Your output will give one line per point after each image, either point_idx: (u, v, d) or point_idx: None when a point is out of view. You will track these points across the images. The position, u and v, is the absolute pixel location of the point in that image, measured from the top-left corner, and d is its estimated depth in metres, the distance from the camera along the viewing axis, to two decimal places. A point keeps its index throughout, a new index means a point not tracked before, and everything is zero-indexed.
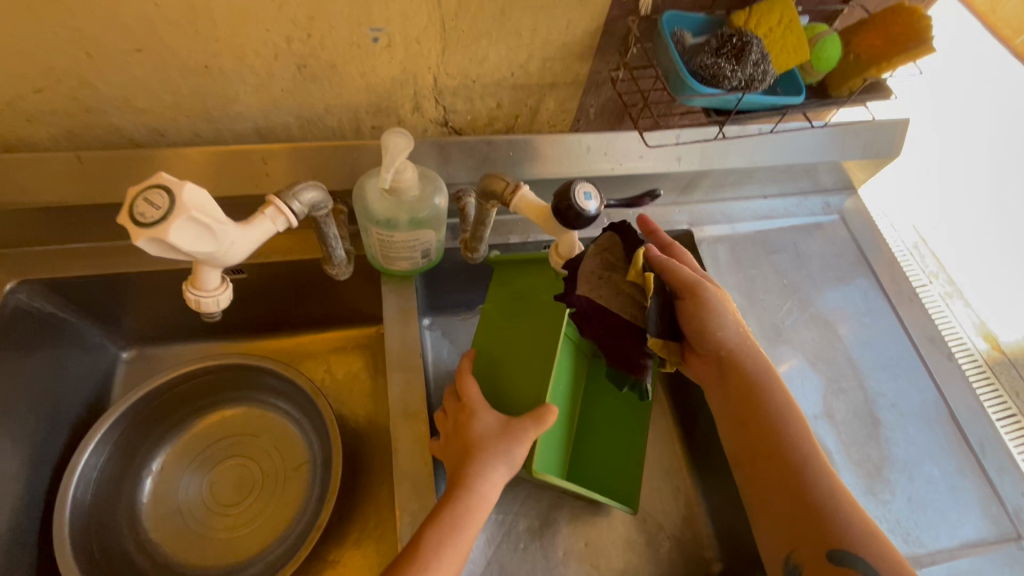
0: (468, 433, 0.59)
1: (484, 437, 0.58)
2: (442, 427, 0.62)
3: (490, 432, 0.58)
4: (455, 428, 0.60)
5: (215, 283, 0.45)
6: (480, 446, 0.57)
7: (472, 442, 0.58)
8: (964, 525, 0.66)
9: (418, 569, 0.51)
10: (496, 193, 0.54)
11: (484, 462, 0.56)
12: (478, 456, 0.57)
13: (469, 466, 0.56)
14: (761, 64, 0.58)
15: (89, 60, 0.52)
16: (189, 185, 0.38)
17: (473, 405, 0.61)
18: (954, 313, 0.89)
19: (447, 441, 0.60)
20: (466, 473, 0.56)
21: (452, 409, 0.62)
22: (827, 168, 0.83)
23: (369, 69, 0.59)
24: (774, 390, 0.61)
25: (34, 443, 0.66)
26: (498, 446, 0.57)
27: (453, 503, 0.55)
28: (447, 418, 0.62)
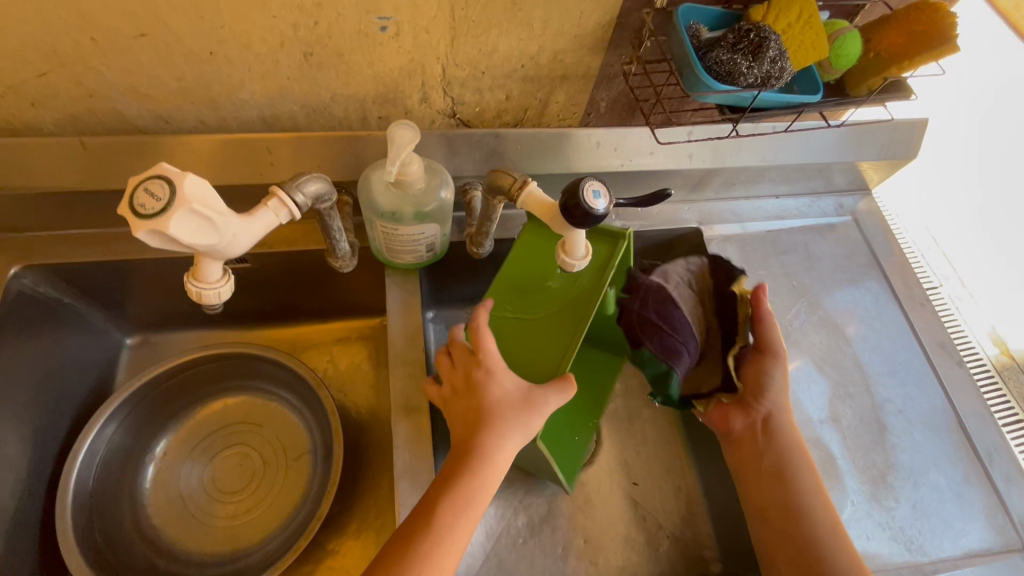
0: (486, 394, 0.55)
1: (502, 402, 0.54)
2: (455, 379, 0.58)
3: (511, 396, 0.54)
4: (469, 384, 0.56)
5: (216, 275, 0.45)
6: (498, 414, 0.53)
7: (490, 408, 0.54)
8: (968, 534, 0.65)
9: (431, 540, 0.51)
10: (503, 188, 0.53)
11: (503, 430, 0.53)
12: (494, 424, 0.54)
13: (486, 433, 0.54)
14: (779, 61, 0.56)
15: (93, 45, 0.51)
16: (190, 176, 0.37)
17: (490, 362, 0.55)
18: (965, 317, 0.87)
19: (461, 396, 0.57)
20: (480, 441, 0.54)
21: (466, 359, 0.58)
22: (841, 168, 0.82)
23: (377, 59, 0.58)
24: (801, 450, 0.64)
25: (37, 427, 0.67)
26: (519, 415, 0.53)
27: (466, 471, 0.54)
28: (460, 367, 0.58)
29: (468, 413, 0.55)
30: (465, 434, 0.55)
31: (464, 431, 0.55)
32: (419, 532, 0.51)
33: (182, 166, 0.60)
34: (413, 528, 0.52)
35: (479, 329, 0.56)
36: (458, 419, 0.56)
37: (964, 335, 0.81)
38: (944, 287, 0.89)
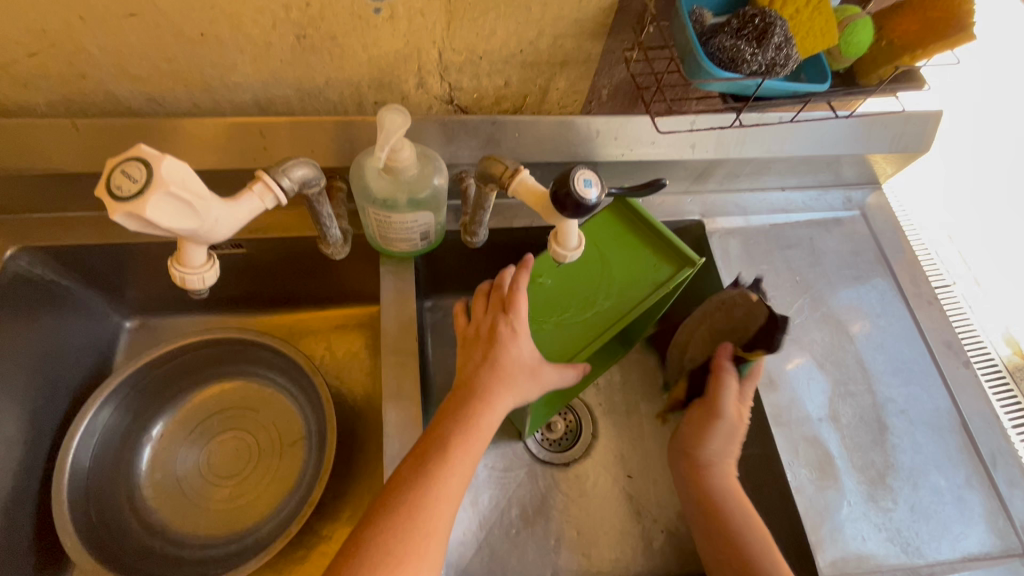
0: (504, 350, 0.58)
1: (516, 361, 0.57)
2: (480, 327, 0.61)
3: (523, 360, 0.58)
4: (492, 336, 0.59)
5: (200, 260, 0.44)
6: (510, 371, 0.57)
7: (505, 360, 0.57)
8: (967, 538, 0.64)
9: (433, 456, 0.53)
10: (494, 176, 0.52)
11: (510, 387, 0.56)
12: (504, 377, 0.56)
13: (495, 380, 0.56)
14: (785, 48, 0.54)
15: (82, 25, 0.50)
16: (168, 159, 0.37)
17: (517, 322, 0.59)
18: (978, 317, 0.85)
19: (480, 343, 0.60)
20: (489, 386, 0.56)
21: (494, 312, 0.61)
22: (850, 161, 0.79)
23: (371, 42, 0.57)
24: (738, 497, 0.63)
25: (35, 408, 0.67)
26: (526, 379, 0.57)
27: (471, 404, 0.56)
28: (488, 315, 0.61)
29: (484, 360, 0.58)
30: (475, 377, 0.57)
31: (478, 375, 0.57)
32: (429, 452, 0.53)
33: (175, 149, 0.59)
34: (424, 449, 0.53)
35: (518, 288, 0.60)
36: (472, 364, 0.58)
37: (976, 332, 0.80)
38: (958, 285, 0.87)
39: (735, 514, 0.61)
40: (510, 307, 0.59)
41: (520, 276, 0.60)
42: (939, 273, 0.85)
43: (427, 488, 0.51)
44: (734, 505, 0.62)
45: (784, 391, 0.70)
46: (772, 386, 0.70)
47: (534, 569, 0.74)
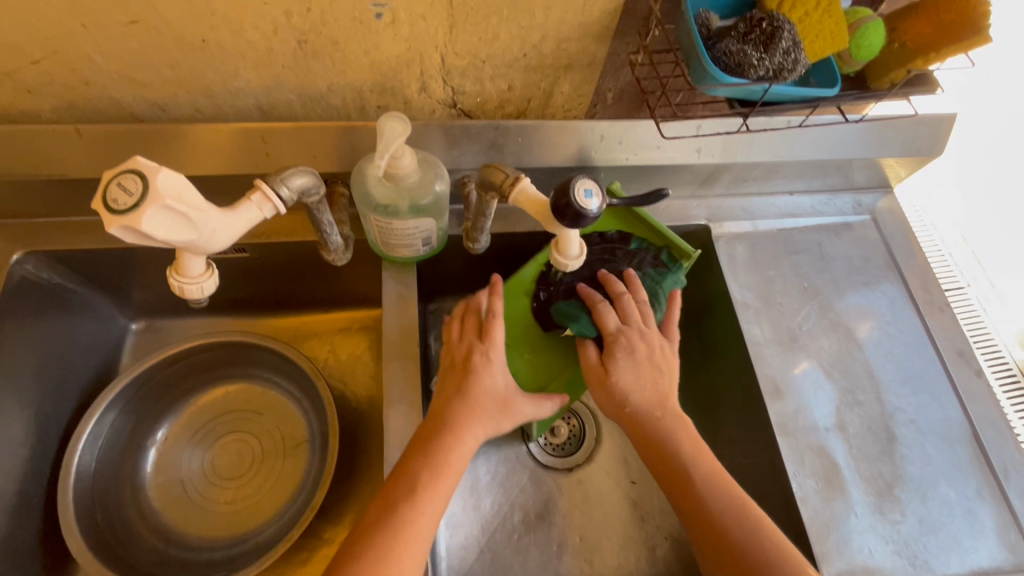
0: (477, 380, 0.57)
1: (489, 392, 0.57)
2: (456, 355, 0.60)
3: (496, 391, 0.58)
4: (466, 364, 0.58)
5: (199, 270, 0.44)
6: (481, 404, 0.57)
7: (477, 393, 0.57)
8: (978, 552, 0.63)
9: (401, 497, 0.51)
10: (495, 184, 0.51)
11: (482, 419, 0.56)
12: (474, 412, 0.56)
13: (464, 413, 0.56)
14: (793, 53, 0.53)
15: (85, 32, 0.50)
16: (164, 171, 0.37)
17: (492, 352, 0.59)
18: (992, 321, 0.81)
19: (454, 371, 0.59)
20: (459, 421, 0.55)
21: (471, 338, 0.60)
22: (860, 165, 0.78)
23: (373, 47, 0.57)
24: (689, 447, 0.58)
25: (41, 410, 0.68)
26: (496, 413, 0.57)
27: (441, 440, 0.55)
28: (464, 343, 0.60)
29: (456, 391, 0.57)
30: (448, 408, 0.56)
31: (448, 406, 0.56)
32: (397, 495, 0.52)
33: (178, 154, 0.59)
34: (392, 494, 0.52)
35: (494, 316, 0.60)
36: (445, 394, 0.57)
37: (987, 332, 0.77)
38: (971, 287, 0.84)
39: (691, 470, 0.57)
40: (487, 335, 0.59)
41: (495, 301, 0.61)
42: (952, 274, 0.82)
43: (398, 530, 0.50)
44: (688, 457, 0.57)
45: (791, 400, 0.69)
46: (778, 394, 0.69)
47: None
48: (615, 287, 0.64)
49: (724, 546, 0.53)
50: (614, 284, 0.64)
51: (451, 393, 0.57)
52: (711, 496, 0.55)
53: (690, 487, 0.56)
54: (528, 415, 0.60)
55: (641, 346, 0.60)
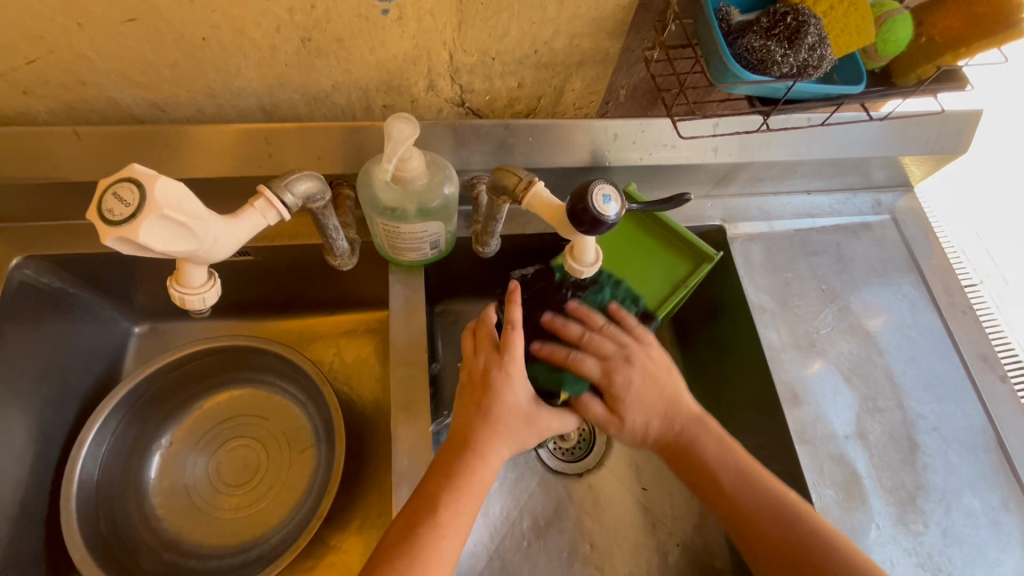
0: (498, 397, 0.56)
1: (511, 409, 0.56)
2: (473, 370, 0.58)
3: (519, 407, 0.56)
4: (485, 380, 0.57)
5: (201, 280, 0.43)
6: (505, 421, 0.55)
7: (499, 412, 0.55)
8: (1003, 564, 0.61)
9: (425, 522, 0.50)
10: (507, 189, 0.49)
11: (505, 437, 0.55)
12: (498, 429, 0.55)
13: (486, 432, 0.54)
14: (819, 48, 0.50)
15: (81, 31, 0.49)
16: (162, 180, 0.35)
17: (512, 367, 0.56)
18: (1007, 319, 0.78)
19: (474, 389, 0.57)
20: (481, 440, 0.54)
21: (488, 352, 0.58)
22: (881, 164, 0.75)
23: (379, 44, 0.55)
24: (716, 450, 0.59)
25: (43, 417, 0.67)
26: (520, 428, 0.56)
27: (461, 460, 0.53)
28: (482, 357, 0.58)
29: (476, 410, 0.56)
30: (471, 429, 0.55)
31: (469, 426, 0.55)
32: (420, 520, 0.50)
33: (179, 156, 0.58)
34: (414, 517, 0.51)
35: (512, 328, 0.57)
36: (465, 414, 0.56)
37: (1000, 329, 0.75)
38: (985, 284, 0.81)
39: (724, 473, 0.57)
40: (504, 349, 0.56)
41: (512, 309, 0.57)
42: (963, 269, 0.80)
43: (426, 553, 0.48)
44: (716, 461, 0.58)
45: (809, 406, 0.67)
46: (796, 401, 0.67)
47: None
48: (571, 330, 0.62)
49: (771, 541, 0.54)
50: (569, 327, 0.62)
51: (473, 413, 0.55)
52: (751, 495, 0.56)
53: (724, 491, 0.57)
54: (552, 427, 0.58)
55: (632, 375, 0.60)
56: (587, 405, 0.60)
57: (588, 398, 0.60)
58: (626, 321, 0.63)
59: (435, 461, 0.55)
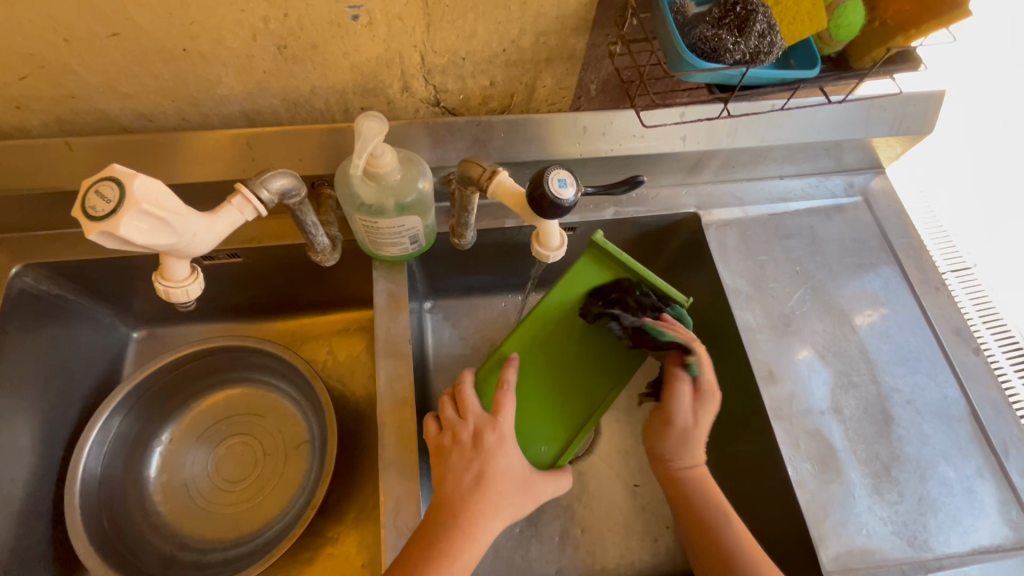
0: (491, 460, 0.57)
1: (506, 474, 0.57)
2: (460, 434, 0.58)
3: (513, 472, 0.58)
4: (478, 445, 0.58)
5: (183, 274, 0.46)
6: (499, 487, 0.56)
7: (494, 476, 0.56)
8: (979, 530, 0.62)
9: None
10: (473, 179, 0.52)
11: (497, 507, 0.56)
12: (490, 495, 0.56)
13: (479, 505, 0.55)
14: (769, 35, 0.53)
15: (67, 46, 0.51)
16: (141, 178, 0.37)
17: (503, 431, 0.59)
18: (1003, 300, 0.81)
19: (464, 451, 0.57)
20: (472, 510, 0.55)
21: (478, 415, 0.60)
22: (851, 146, 0.77)
23: (352, 49, 0.57)
24: (709, 491, 0.64)
25: (45, 419, 0.69)
26: (515, 493, 0.57)
27: (446, 531, 0.53)
28: (471, 421, 0.59)
29: (470, 474, 0.56)
30: (459, 499, 0.55)
31: (461, 493, 0.55)
32: None
33: (166, 163, 0.60)
34: None
35: (506, 390, 0.61)
36: (455, 479, 0.56)
37: (997, 313, 0.78)
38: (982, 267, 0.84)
39: (712, 512, 0.62)
40: (497, 412, 0.59)
41: (507, 373, 0.62)
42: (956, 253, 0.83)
43: None
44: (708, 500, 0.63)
45: (786, 384, 0.69)
46: (771, 379, 0.69)
47: (539, 568, 0.74)
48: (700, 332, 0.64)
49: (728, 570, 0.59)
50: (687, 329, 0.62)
51: (464, 480, 0.56)
52: (729, 531, 0.60)
53: (705, 525, 0.62)
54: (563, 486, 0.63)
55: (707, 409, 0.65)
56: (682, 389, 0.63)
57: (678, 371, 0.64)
58: None
59: (416, 534, 0.54)
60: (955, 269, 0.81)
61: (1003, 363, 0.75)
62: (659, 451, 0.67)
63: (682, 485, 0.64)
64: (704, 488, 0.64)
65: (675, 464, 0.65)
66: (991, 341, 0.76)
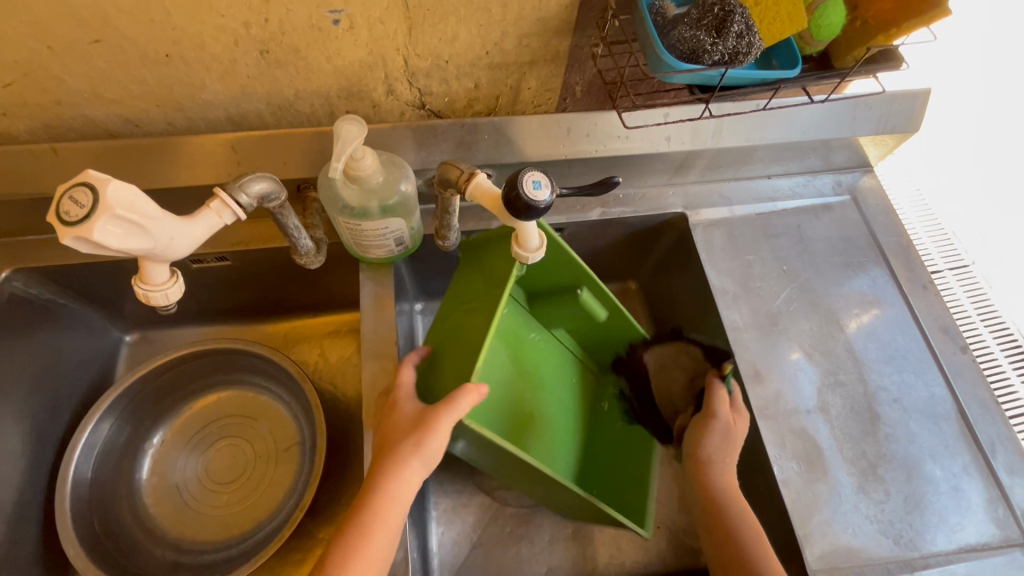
0: (389, 424, 0.56)
1: (399, 428, 0.55)
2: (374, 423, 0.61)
3: (406, 422, 0.55)
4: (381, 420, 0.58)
5: (163, 278, 0.46)
6: (391, 441, 0.54)
7: (387, 435, 0.55)
8: (966, 528, 0.62)
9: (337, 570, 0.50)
10: (451, 181, 0.53)
11: (391, 459, 0.53)
12: (385, 453, 0.54)
13: (378, 467, 0.54)
14: (747, 36, 0.53)
15: (51, 53, 0.52)
16: (115, 183, 0.38)
17: (398, 396, 0.58)
18: (1002, 297, 0.81)
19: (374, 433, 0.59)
20: (373, 474, 0.54)
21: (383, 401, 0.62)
22: (839, 145, 0.77)
23: (334, 53, 0.58)
24: (733, 490, 0.63)
25: (36, 422, 0.70)
26: (409, 438, 0.53)
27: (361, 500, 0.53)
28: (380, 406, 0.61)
29: (377, 445, 0.56)
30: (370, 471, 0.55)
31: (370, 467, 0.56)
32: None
33: (152, 167, 0.61)
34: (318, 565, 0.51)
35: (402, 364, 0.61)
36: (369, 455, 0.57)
37: (995, 311, 0.78)
38: (981, 265, 0.84)
39: (731, 511, 0.61)
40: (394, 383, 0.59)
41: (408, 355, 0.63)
42: (949, 252, 0.83)
43: None
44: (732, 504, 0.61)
45: (772, 383, 0.69)
46: (758, 378, 0.69)
47: (528, 568, 0.73)
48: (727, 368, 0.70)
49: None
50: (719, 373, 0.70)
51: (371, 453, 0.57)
52: (747, 530, 0.60)
53: (727, 526, 0.60)
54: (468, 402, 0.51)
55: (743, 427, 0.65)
56: (716, 390, 0.66)
57: (716, 381, 0.68)
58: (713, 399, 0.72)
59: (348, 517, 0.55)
60: (953, 266, 0.82)
61: (1003, 362, 0.74)
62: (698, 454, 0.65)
63: (711, 480, 0.63)
64: (726, 484, 0.63)
65: (712, 463, 0.64)
66: (991, 340, 0.76)
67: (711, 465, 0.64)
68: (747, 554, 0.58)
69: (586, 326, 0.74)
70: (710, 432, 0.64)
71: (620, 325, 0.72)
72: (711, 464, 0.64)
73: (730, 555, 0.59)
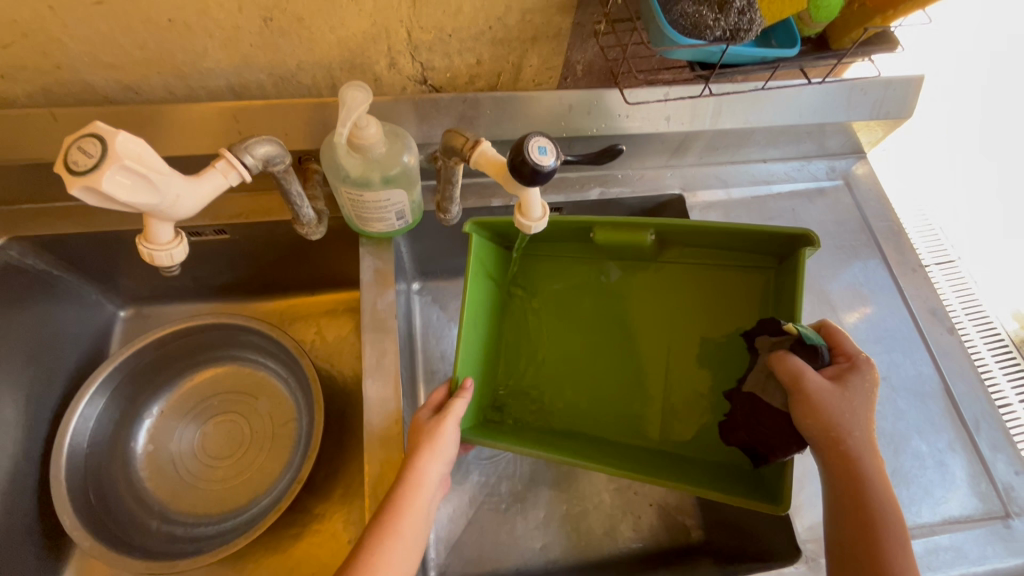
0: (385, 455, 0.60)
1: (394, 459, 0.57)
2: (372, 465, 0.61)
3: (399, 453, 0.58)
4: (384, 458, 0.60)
5: (168, 237, 0.50)
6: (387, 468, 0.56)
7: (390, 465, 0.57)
8: (949, 502, 0.64)
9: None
10: (456, 149, 0.54)
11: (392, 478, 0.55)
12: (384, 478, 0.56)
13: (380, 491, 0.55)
14: (749, 12, 0.54)
15: (52, 13, 0.52)
16: (123, 136, 0.41)
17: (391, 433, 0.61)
18: (983, 292, 0.83)
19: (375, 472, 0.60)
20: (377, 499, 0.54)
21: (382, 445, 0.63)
22: (833, 130, 0.78)
23: (338, 23, 0.58)
24: (875, 464, 0.52)
25: (31, 392, 0.70)
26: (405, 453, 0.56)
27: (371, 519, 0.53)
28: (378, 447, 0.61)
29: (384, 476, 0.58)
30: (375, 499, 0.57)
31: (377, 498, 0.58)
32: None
33: (152, 135, 0.61)
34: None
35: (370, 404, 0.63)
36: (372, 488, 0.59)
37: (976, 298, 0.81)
38: (966, 259, 0.86)
39: (868, 483, 0.51)
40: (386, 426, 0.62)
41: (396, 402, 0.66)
42: (936, 243, 0.85)
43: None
44: (869, 471, 0.51)
45: None
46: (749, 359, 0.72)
47: (523, 543, 0.74)
48: (847, 345, 0.58)
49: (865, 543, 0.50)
50: (848, 346, 0.58)
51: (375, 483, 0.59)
52: (879, 501, 0.50)
53: (862, 496, 0.51)
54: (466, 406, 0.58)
55: (866, 384, 0.54)
56: (787, 358, 0.56)
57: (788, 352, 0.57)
58: (848, 351, 0.58)
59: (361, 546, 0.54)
60: (938, 261, 0.83)
61: (985, 355, 0.76)
62: (820, 419, 0.53)
63: (844, 452, 0.52)
64: (866, 448, 0.52)
65: (843, 432, 0.52)
66: (974, 332, 0.78)
67: (841, 436, 0.52)
68: (882, 544, 0.49)
69: (668, 239, 0.68)
70: (816, 404, 0.53)
71: (700, 232, 0.64)
72: (842, 437, 0.52)
73: (860, 546, 0.50)
